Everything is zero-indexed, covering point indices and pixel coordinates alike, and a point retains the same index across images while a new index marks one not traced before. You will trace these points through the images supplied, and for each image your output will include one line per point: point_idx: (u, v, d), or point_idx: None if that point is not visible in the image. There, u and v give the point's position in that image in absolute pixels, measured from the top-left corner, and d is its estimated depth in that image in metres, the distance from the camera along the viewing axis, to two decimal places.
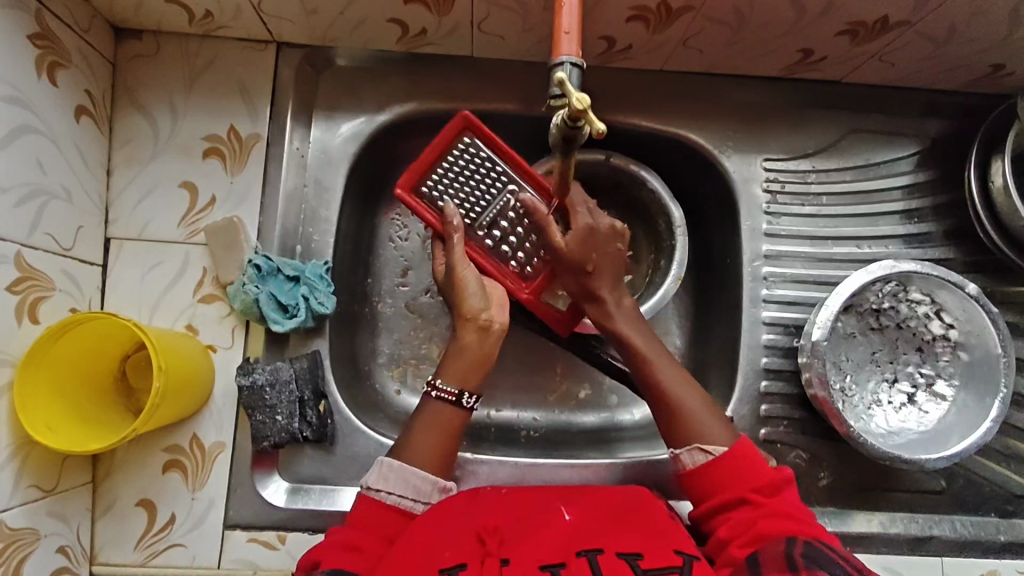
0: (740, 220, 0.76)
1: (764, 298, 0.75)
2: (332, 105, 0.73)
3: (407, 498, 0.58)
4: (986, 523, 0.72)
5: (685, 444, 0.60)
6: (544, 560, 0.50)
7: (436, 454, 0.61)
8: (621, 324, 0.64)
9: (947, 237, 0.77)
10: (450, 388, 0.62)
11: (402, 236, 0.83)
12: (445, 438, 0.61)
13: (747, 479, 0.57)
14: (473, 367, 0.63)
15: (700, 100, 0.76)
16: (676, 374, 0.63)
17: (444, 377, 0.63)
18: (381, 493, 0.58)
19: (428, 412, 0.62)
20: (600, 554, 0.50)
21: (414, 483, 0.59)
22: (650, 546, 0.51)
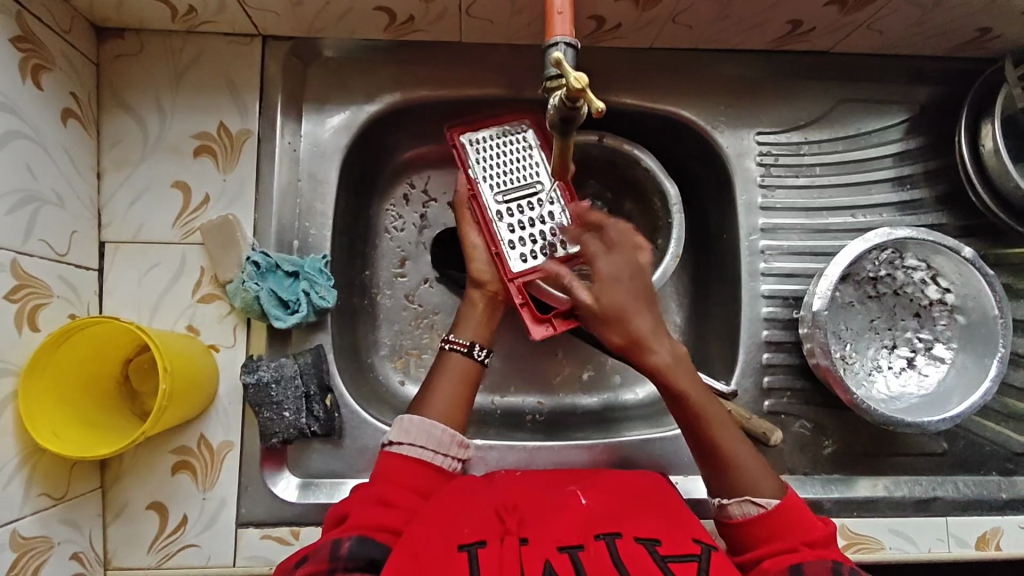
0: (735, 194, 0.77)
1: (762, 271, 0.75)
2: (322, 97, 0.73)
3: (428, 450, 0.60)
4: (988, 482, 0.73)
5: (735, 494, 0.59)
6: (562, 542, 0.49)
7: (456, 405, 0.63)
8: (682, 380, 0.59)
9: (939, 202, 0.78)
10: (462, 339, 0.66)
11: (398, 227, 0.83)
12: (467, 389, 0.65)
13: (801, 530, 0.56)
14: (488, 325, 0.68)
15: (691, 76, 0.76)
16: (740, 437, 0.61)
17: (458, 331, 0.67)
18: (404, 446, 0.60)
19: (448, 364, 0.65)
20: (618, 538, 0.50)
21: (436, 435, 0.61)
22: (669, 533, 0.52)
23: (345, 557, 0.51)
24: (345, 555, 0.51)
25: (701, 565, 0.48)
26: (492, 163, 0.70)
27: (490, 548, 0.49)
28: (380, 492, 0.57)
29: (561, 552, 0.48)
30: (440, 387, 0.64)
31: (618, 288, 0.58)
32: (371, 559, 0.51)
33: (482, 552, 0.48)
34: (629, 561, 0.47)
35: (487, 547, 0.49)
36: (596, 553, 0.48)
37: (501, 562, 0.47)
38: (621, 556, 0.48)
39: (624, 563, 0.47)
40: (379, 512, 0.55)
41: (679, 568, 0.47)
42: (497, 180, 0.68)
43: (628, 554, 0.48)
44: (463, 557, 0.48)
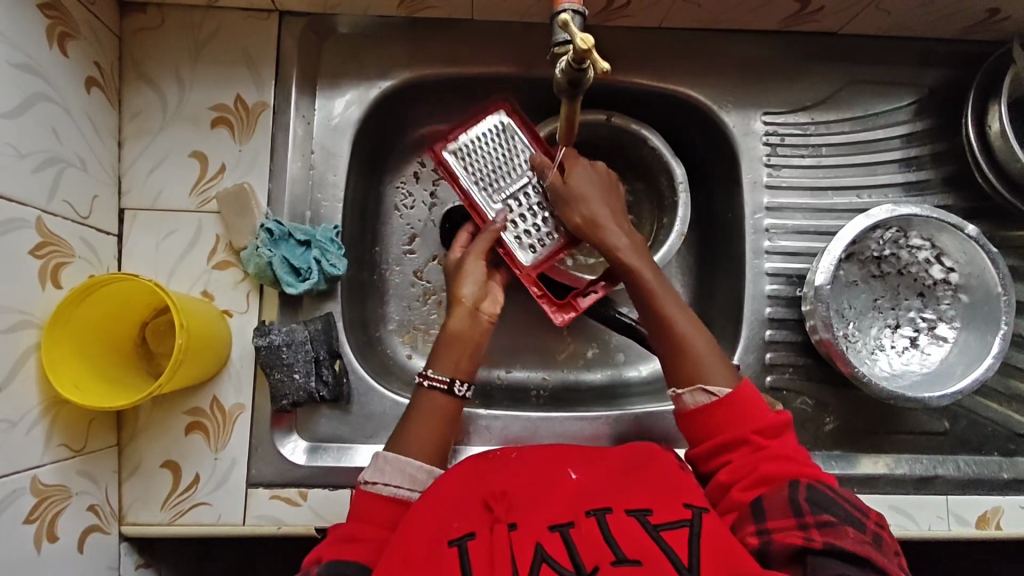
0: (741, 173, 0.77)
1: (767, 249, 0.76)
2: (336, 73, 0.74)
3: (403, 488, 0.59)
4: (989, 462, 0.73)
5: (688, 386, 0.61)
6: (553, 521, 0.50)
7: (430, 443, 0.63)
8: (631, 261, 0.65)
9: (945, 183, 0.78)
10: (441, 377, 0.65)
11: (407, 204, 0.85)
12: (443, 427, 0.64)
13: (750, 424, 0.58)
14: (464, 354, 0.66)
15: (700, 56, 0.77)
16: (693, 325, 0.63)
17: (437, 367, 0.65)
18: (379, 485, 0.59)
19: (425, 402, 0.64)
20: (609, 513, 0.51)
21: (409, 476, 0.60)
22: (661, 501, 0.53)
23: None
24: None
25: (692, 529, 0.50)
26: (482, 167, 0.71)
27: (480, 540, 0.50)
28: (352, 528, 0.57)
29: (552, 531, 0.49)
30: (420, 427, 0.63)
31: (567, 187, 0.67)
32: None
33: (472, 544, 0.49)
34: (619, 535, 0.49)
35: (476, 539, 0.50)
36: (587, 531, 0.49)
37: (490, 553, 0.48)
38: (612, 530, 0.49)
39: (615, 538, 0.48)
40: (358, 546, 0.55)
41: (671, 535, 0.49)
42: (492, 189, 0.71)
43: (619, 528, 0.49)
44: (454, 552, 0.49)
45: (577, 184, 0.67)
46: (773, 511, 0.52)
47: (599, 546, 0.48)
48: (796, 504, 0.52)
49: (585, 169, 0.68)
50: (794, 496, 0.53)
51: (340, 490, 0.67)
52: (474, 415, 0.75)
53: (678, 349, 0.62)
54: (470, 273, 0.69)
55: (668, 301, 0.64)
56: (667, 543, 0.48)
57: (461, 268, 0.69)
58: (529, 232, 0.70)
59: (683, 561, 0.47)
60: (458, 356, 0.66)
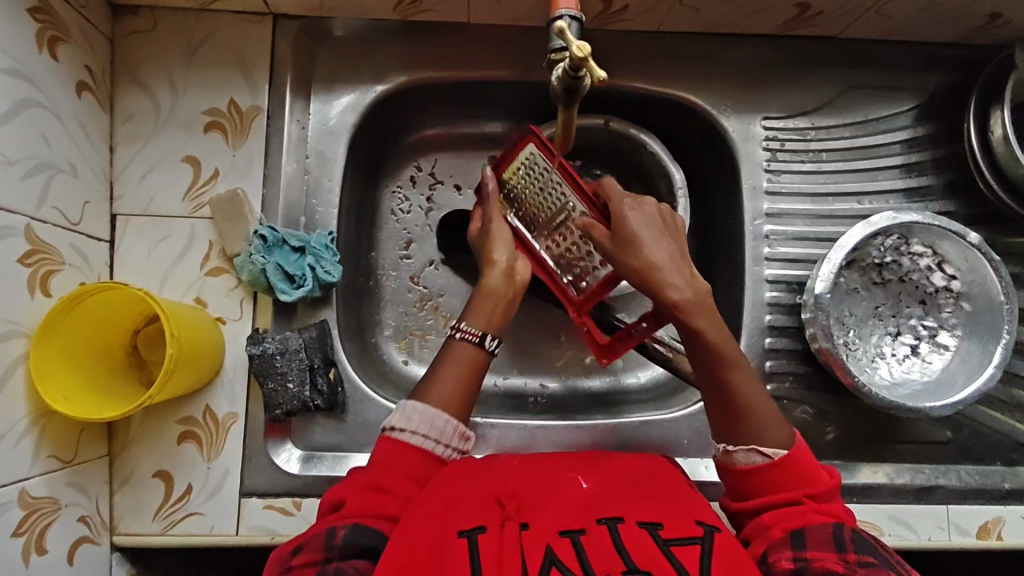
0: (740, 179, 0.77)
1: (767, 256, 0.75)
2: (330, 77, 0.73)
3: (429, 438, 0.58)
4: (991, 472, 0.72)
5: (742, 443, 0.57)
6: (564, 526, 0.49)
7: (458, 399, 0.60)
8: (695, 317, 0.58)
9: (947, 190, 0.78)
10: (474, 330, 0.62)
11: (404, 209, 0.85)
12: (471, 382, 0.61)
13: (804, 480, 0.56)
14: (501, 307, 0.64)
15: (699, 61, 0.76)
16: (753, 380, 0.59)
17: (468, 319, 0.63)
18: (406, 434, 0.58)
19: (456, 354, 0.62)
20: (620, 523, 0.50)
21: (433, 424, 0.58)
22: (673, 516, 0.52)
23: (339, 545, 0.52)
24: (339, 544, 0.51)
25: (703, 547, 0.49)
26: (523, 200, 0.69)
27: (490, 534, 0.49)
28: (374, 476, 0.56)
29: (562, 536, 0.48)
30: (447, 377, 0.61)
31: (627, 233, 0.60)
32: (364, 547, 0.51)
33: (482, 538, 0.48)
34: (630, 545, 0.48)
35: (487, 533, 0.49)
36: (598, 538, 0.49)
37: (501, 548, 0.47)
38: (623, 540, 0.48)
39: (626, 548, 0.48)
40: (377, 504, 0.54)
41: (681, 551, 0.48)
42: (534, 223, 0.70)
43: (630, 539, 0.48)
44: (464, 543, 0.48)
45: (632, 224, 0.60)
46: (813, 542, 0.52)
47: (609, 555, 0.47)
48: (839, 542, 0.51)
49: (640, 210, 0.61)
50: (840, 534, 0.52)
51: None
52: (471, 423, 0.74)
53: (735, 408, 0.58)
54: (501, 239, 0.67)
55: (729, 355, 0.59)
56: (677, 558, 0.47)
57: (490, 233, 0.68)
58: (575, 264, 0.69)
59: None
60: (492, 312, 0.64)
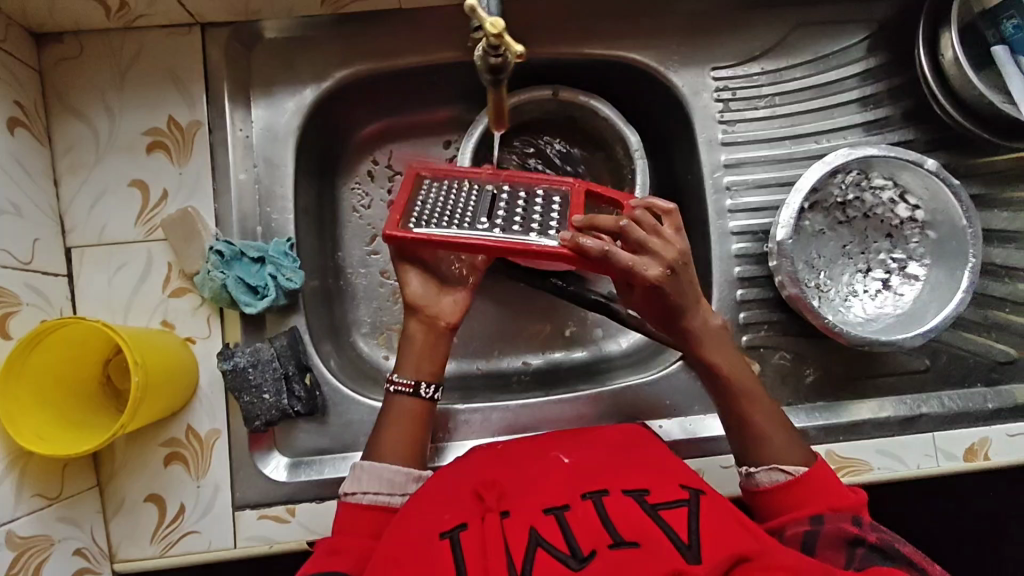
0: (695, 134, 0.76)
1: (729, 208, 0.74)
2: (269, 81, 0.72)
3: (383, 494, 0.60)
4: (973, 394, 0.73)
5: (761, 464, 0.60)
6: (547, 504, 0.51)
7: (407, 446, 0.63)
8: (712, 355, 0.62)
9: (906, 118, 0.77)
10: (405, 380, 0.65)
11: (364, 205, 0.85)
12: (417, 429, 0.64)
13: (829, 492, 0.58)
14: (432, 357, 0.66)
15: (641, 18, 0.75)
16: (770, 412, 0.62)
17: (400, 370, 0.65)
18: (358, 495, 0.59)
19: (395, 409, 0.64)
20: (605, 496, 0.51)
21: (385, 477, 0.60)
22: (657, 482, 0.54)
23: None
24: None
25: (690, 509, 0.51)
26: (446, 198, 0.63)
27: (472, 529, 0.50)
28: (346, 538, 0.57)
29: (547, 514, 0.50)
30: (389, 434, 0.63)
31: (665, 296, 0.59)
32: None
33: (464, 535, 0.49)
34: (616, 516, 0.49)
35: (469, 529, 0.50)
36: (583, 512, 0.50)
37: (485, 539, 0.49)
38: (609, 512, 0.50)
39: (612, 519, 0.49)
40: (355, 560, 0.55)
41: (669, 514, 0.50)
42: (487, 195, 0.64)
43: (616, 511, 0.50)
44: (447, 544, 0.49)
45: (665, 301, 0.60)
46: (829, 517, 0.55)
47: (595, 530, 0.48)
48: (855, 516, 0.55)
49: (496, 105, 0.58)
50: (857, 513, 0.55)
51: (327, 502, 0.66)
52: (454, 409, 0.75)
53: (749, 442, 0.62)
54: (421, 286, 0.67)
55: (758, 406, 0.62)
56: (665, 520, 0.49)
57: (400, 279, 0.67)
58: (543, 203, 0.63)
59: (683, 539, 0.48)
60: (420, 357, 0.66)
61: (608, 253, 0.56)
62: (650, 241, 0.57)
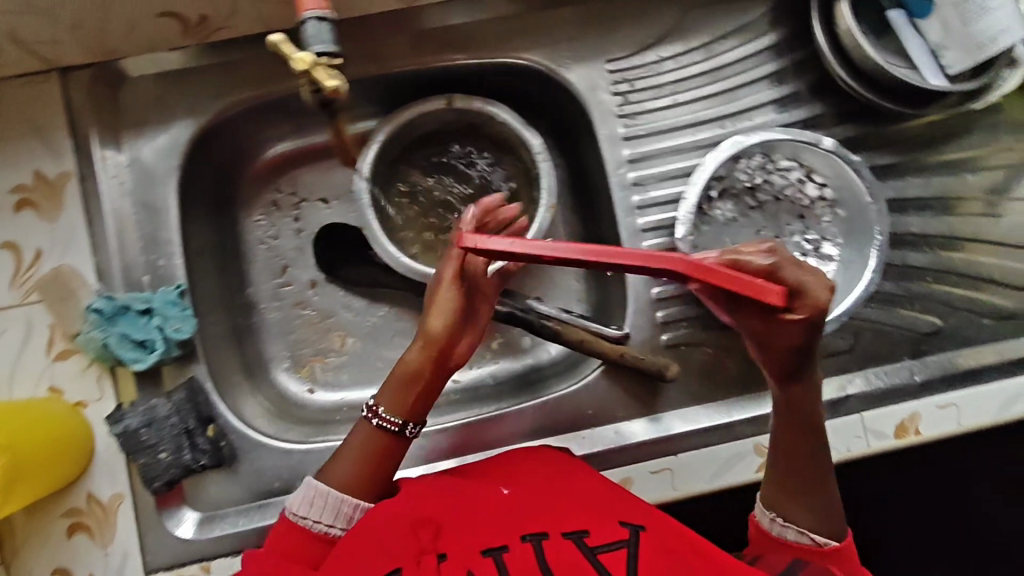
0: (596, 130, 0.73)
1: (638, 205, 0.71)
2: (141, 121, 0.68)
3: (331, 524, 0.57)
4: (900, 369, 0.72)
5: (793, 522, 0.57)
6: (486, 544, 0.49)
7: (363, 480, 0.58)
8: (802, 399, 0.57)
9: (811, 93, 0.75)
10: (393, 418, 0.58)
11: (272, 235, 0.81)
12: (384, 462, 0.59)
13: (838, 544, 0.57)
14: (416, 395, 0.59)
15: (526, 17, 0.72)
16: (817, 468, 0.58)
17: (385, 402, 0.59)
18: (306, 519, 0.56)
19: (364, 436, 0.59)
20: (544, 538, 0.50)
21: (332, 510, 0.57)
22: (596, 520, 0.52)
23: None
24: None
25: (630, 550, 0.49)
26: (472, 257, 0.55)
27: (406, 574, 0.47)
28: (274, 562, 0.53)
29: (484, 556, 0.48)
30: (345, 467, 0.58)
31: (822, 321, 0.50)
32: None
33: None
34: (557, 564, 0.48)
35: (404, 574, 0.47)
36: (521, 555, 0.48)
37: None
38: (548, 557, 0.48)
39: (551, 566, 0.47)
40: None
41: (608, 558, 0.48)
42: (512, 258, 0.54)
43: (555, 556, 0.48)
44: None
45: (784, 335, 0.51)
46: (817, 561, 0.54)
47: None
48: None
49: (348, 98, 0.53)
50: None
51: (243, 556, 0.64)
52: None
53: (795, 496, 0.58)
54: (439, 306, 0.57)
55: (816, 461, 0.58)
56: (605, 566, 0.48)
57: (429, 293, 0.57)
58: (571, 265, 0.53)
59: None
60: (414, 392, 0.58)
61: (798, 282, 0.49)
62: (804, 274, 0.49)
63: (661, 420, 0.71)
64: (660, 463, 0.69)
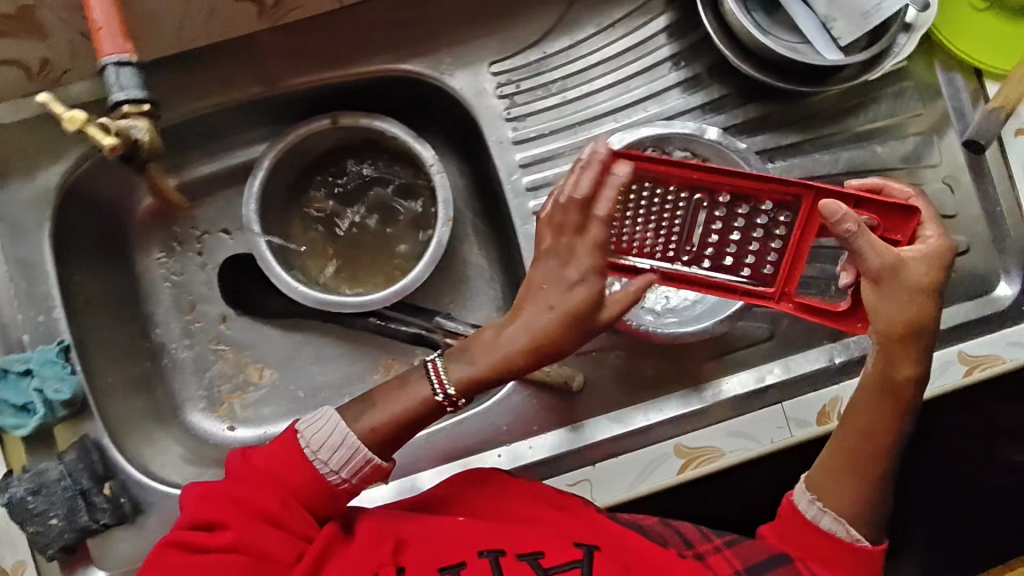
0: (484, 136, 0.70)
1: (533, 210, 0.69)
2: (7, 174, 0.66)
3: (331, 468, 0.53)
4: (822, 353, 0.69)
5: (834, 510, 0.57)
6: (443, 561, 0.52)
7: (384, 440, 0.55)
8: (907, 368, 0.56)
9: (712, 74, 0.71)
10: (456, 391, 0.55)
11: (176, 272, 0.78)
12: (411, 428, 0.56)
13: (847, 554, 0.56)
14: (500, 366, 0.55)
15: (398, 27, 0.70)
16: (869, 463, 0.57)
17: (455, 371, 0.56)
18: (311, 453, 0.53)
19: (420, 392, 0.56)
20: (501, 555, 0.52)
21: (345, 454, 0.53)
22: (550, 539, 0.54)
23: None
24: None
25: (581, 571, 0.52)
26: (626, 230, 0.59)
27: None
28: (240, 490, 0.52)
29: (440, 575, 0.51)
30: (380, 412, 0.55)
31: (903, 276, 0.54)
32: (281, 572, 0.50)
33: None
34: None
35: None
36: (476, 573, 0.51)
37: None
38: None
39: None
40: (237, 565, 0.49)
41: None
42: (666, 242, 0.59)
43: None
44: None
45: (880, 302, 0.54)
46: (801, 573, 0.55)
47: None
48: None
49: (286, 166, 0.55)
50: None
51: None
52: None
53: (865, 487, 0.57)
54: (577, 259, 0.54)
55: (860, 438, 0.57)
56: None
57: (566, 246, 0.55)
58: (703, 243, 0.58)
59: None
60: (491, 366, 0.55)
61: (900, 257, 0.53)
62: (874, 250, 0.53)
63: (578, 426, 0.68)
64: (578, 474, 0.66)
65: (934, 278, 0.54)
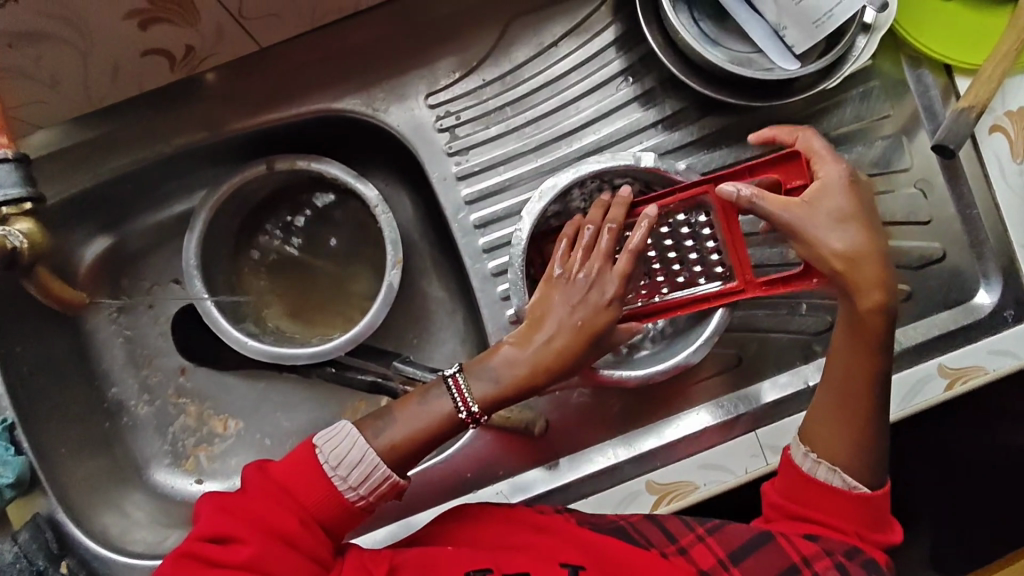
0: (427, 172, 0.67)
1: (483, 248, 0.66)
2: None
3: (349, 484, 0.51)
4: (799, 375, 0.67)
5: (852, 477, 0.54)
6: None
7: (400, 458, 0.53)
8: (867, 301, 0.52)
9: (667, 87, 0.66)
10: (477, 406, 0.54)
11: (128, 327, 0.76)
12: (434, 443, 0.54)
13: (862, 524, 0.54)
14: (522, 380, 0.54)
15: (328, 64, 0.66)
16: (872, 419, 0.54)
17: (477, 393, 0.54)
18: (328, 467, 0.51)
19: (432, 410, 0.54)
20: None
21: (363, 471, 0.51)
22: (536, 560, 0.52)
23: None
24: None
25: None
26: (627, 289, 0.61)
27: None
28: (253, 504, 0.49)
29: None
30: (397, 431, 0.53)
31: (817, 212, 0.52)
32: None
33: None
34: None
35: None
36: None
37: None
38: None
39: None
40: None
41: None
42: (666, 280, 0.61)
43: None
44: None
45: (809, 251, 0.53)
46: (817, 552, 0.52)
47: None
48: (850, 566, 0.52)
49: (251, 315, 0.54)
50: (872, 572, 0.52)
51: None
52: None
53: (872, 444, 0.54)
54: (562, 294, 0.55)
55: (849, 401, 0.55)
56: None
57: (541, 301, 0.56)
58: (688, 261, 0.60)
59: None
60: (518, 376, 0.54)
61: (803, 203, 0.53)
62: (771, 205, 0.53)
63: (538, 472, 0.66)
64: None
65: (850, 205, 0.53)
